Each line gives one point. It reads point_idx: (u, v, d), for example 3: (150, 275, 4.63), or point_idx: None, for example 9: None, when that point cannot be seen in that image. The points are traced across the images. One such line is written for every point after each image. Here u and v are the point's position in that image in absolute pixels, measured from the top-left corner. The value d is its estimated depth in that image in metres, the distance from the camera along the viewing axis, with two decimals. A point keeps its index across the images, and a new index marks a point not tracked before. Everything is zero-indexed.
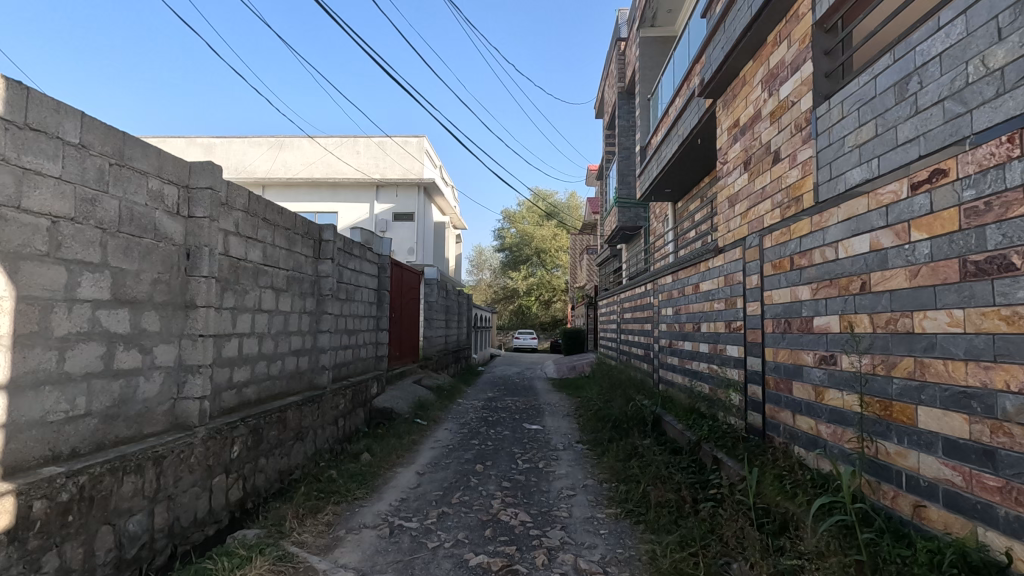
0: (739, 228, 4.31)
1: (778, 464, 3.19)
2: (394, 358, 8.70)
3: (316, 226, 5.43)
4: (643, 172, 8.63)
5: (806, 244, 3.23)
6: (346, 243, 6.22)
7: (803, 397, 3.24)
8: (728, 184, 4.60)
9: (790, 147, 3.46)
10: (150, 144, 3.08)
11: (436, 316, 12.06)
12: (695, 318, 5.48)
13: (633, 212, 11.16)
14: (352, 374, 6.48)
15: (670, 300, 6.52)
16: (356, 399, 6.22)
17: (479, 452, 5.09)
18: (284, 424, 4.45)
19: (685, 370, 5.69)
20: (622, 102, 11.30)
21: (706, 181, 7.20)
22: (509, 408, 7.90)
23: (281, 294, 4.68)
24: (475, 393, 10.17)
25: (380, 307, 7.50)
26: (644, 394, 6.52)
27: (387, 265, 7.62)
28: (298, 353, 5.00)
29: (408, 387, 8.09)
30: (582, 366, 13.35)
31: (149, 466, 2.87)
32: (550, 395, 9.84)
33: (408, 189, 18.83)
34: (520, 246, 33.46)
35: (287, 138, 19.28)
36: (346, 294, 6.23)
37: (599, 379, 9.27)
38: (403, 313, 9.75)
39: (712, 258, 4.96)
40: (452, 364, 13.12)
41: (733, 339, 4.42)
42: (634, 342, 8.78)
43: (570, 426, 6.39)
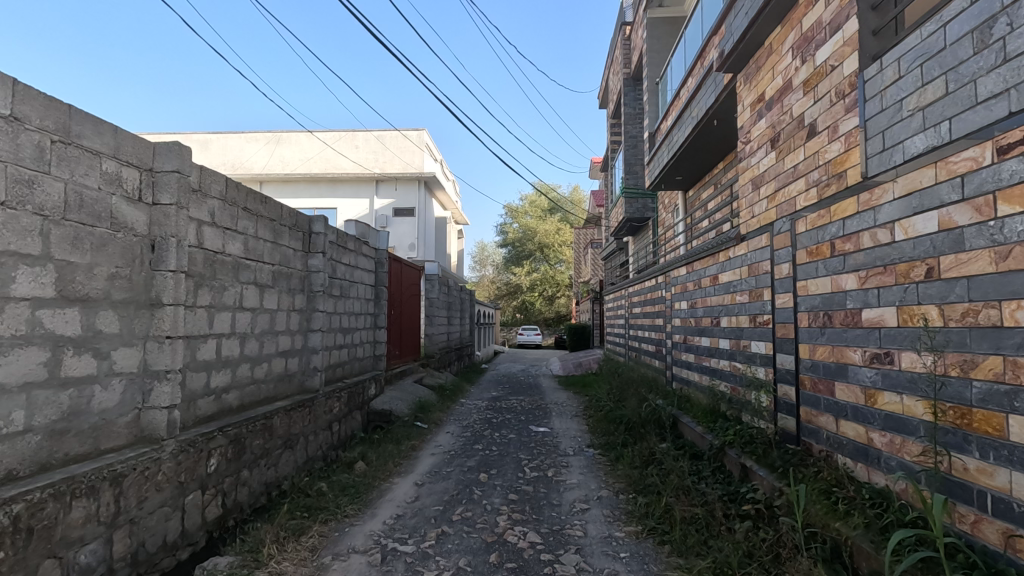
0: (765, 213, 3.91)
1: (821, 476, 2.82)
2: (394, 357, 8.35)
3: (305, 217, 5.06)
4: (653, 159, 8.21)
5: (851, 226, 2.84)
6: (339, 236, 5.84)
7: (849, 400, 2.85)
8: (752, 165, 4.20)
9: (830, 118, 3.06)
10: (103, 120, 2.71)
11: (437, 313, 11.69)
12: (714, 312, 5.09)
13: (640, 202, 10.74)
14: (348, 375, 6.12)
15: (684, 293, 6.13)
16: (352, 402, 5.86)
17: (483, 459, 4.72)
18: (270, 432, 4.10)
19: (703, 367, 5.31)
20: (628, 89, 10.88)
21: (721, 167, 6.79)
22: (514, 408, 7.53)
23: (266, 290, 4.31)
24: (479, 392, 9.81)
25: (378, 304, 7.13)
26: (657, 394, 6.14)
27: (384, 260, 7.25)
28: (286, 354, 4.64)
29: (409, 388, 7.73)
30: (589, 362, 12.97)
31: (105, 488, 2.52)
32: (556, 393, 9.47)
33: (408, 184, 18.45)
34: (523, 241, 33.05)
35: (284, 133, 18.88)
36: (340, 291, 5.87)
37: (608, 377, 8.89)
38: (403, 310, 9.39)
39: (734, 247, 4.56)
40: (455, 362, 12.74)
41: (759, 335, 4.03)
42: (645, 338, 8.39)
43: (579, 429, 6.01)
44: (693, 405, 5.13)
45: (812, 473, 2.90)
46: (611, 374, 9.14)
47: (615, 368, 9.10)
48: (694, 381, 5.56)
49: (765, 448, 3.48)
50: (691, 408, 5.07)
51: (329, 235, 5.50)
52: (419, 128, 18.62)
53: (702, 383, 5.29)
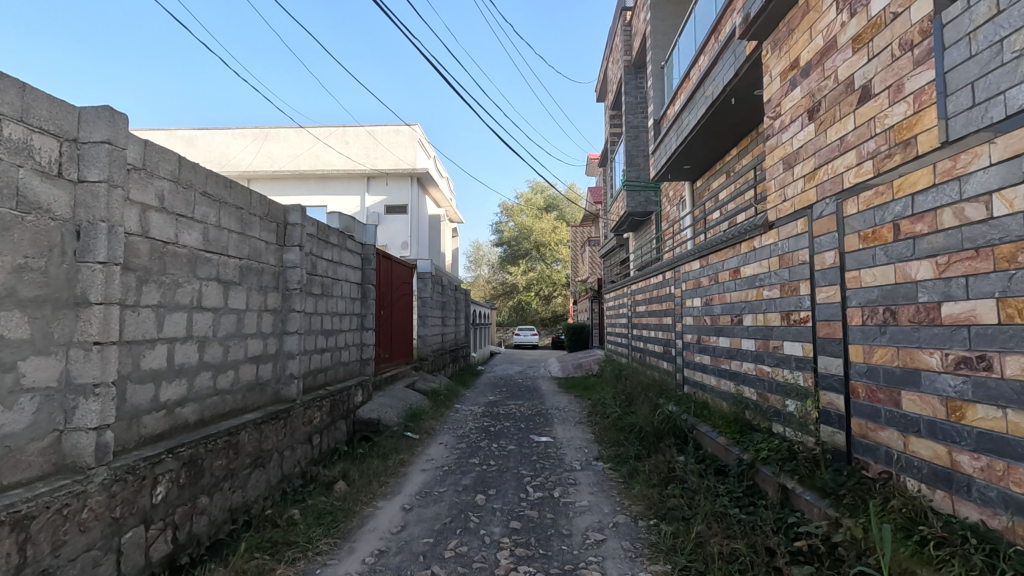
0: (802, 195, 3.42)
1: (891, 507, 2.33)
2: (384, 361, 7.83)
3: (279, 206, 4.53)
4: (658, 147, 7.71)
5: (924, 203, 2.35)
6: (320, 229, 5.31)
7: (922, 413, 2.36)
8: (783, 142, 3.71)
9: (891, 76, 2.58)
10: (6, 75, 2.19)
11: (431, 313, 11.17)
12: (735, 309, 4.60)
13: (643, 196, 10.25)
14: (332, 381, 5.60)
15: (698, 290, 5.63)
16: (335, 411, 5.34)
17: (480, 476, 4.20)
18: (237, 449, 3.58)
19: (722, 370, 4.82)
20: (629, 77, 10.39)
21: (734, 153, 6.30)
22: (513, 414, 7.03)
23: (233, 288, 3.79)
24: (475, 396, 9.30)
25: (365, 304, 6.61)
26: (669, 400, 5.64)
27: (372, 256, 6.73)
28: (258, 359, 4.12)
29: (400, 394, 7.21)
30: (589, 364, 12.47)
31: (4, 535, 2.00)
32: (557, 397, 8.97)
33: (401, 181, 17.92)
34: (519, 240, 32.54)
35: (272, 128, 18.29)
36: (321, 289, 5.34)
37: (612, 379, 8.41)
38: (394, 309, 8.87)
39: (760, 236, 4.07)
40: (450, 364, 12.21)
41: (794, 335, 3.55)
42: (651, 338, 7.90)
43: (585, 438, 5.51)
44: (712, 413, 4.64)
45: (877, 503, 2.41)
46: (614, 377, 8.64)
47: (619, 370, 8.61)
48: (712, 385, 5.07)
49: (808, 468, 2.99)
50: (711, 417, 4.58)
51: (307, 228, 4.97)
52: (411, 123, 18.08)
53: (722, 387, 4.80)
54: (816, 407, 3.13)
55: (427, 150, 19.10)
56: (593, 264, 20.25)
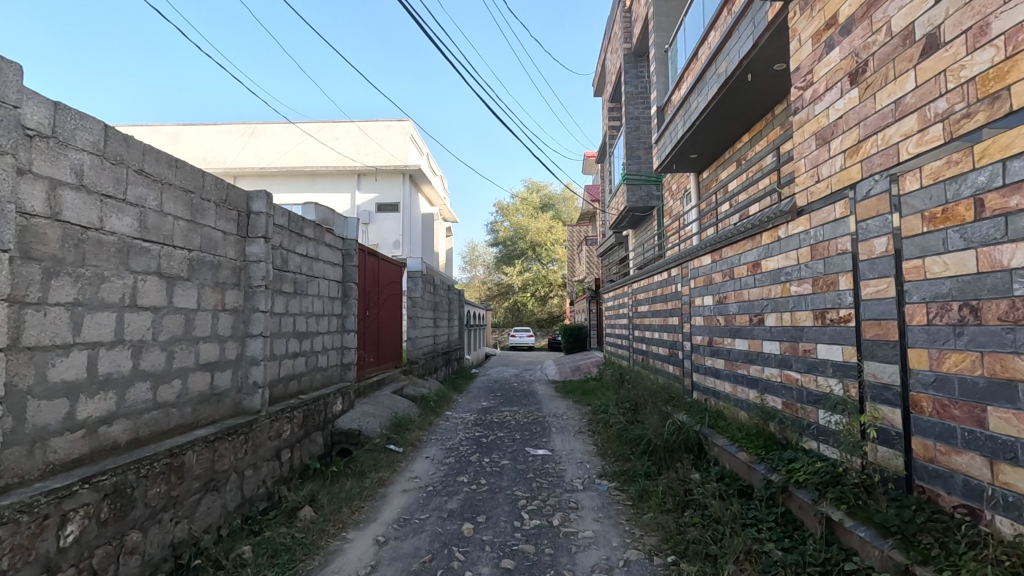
0: (843, 173, 2.94)
1: (980, 556, 1.85)
2: (369, 365, 7.30)
3: (241, 192, 4.01)
4: (660, 136, 7.23)
5: (1021, 172, 1.86)
6: (291, 221, 4.79)
7: (1018, 436, 1.87)
8: (816, 114, 3.22)
9: (969, 17, 2.09)
10: None
11: (422, 314, 10.65)
12: (755, 307, 4.11)
13: (644, 190, 9.75)
14: (306, 389, 5.07)
15: (710, 287, 5.13)
16: (309, 423, 4.81)
17: (467, 499, 3.68)
18: (182, 472, 3.06)
19: (740, 376, 4.32)
20: (629, 65, 9.90)
21: (746, 139, 5.82)
22: (508, 423, 6.52)
23: (181, 284, 3.27)
24: (468, 401, 8.79)
25: (345, 304, 6.08)
26: (679, 408, 5.13)
27: (354, 252, 6.20)
28: (213, 366, 3.59)
29: (385, 401, 6.68)
30: (588, 367, 11.95)
31: None
32: (554, 402, 8.47)
33: (392, 178, 17.40)
34: (514, 240, 32.03)
35: (259, 124, 17.73)
36: (292, 287, 4.82)
37: (613, 384, 7.92)
38: (381, 310, 8.35)
39: (787, 224, 3.58)
40: (442, 367, 11.67)
41: (832, 336, 3.06)
42: (655, 340, 7.39)
43: (586, 451, 4.99)
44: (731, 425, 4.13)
45: (965, 551, 1.91)
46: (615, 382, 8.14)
47: (620, 375, 8.09)
48: (729, 393, 4.56)
49: (865, 499, 2.48)
50: (730, 429, 4.07)
51: (275, 218, 4.45)
52: (403, 119, 17.57)
53: (741, 395, 4.30)
54: (875, 425, 2.56)
55: (419, 146, 18.59)
56: (590, 263, 19.77)
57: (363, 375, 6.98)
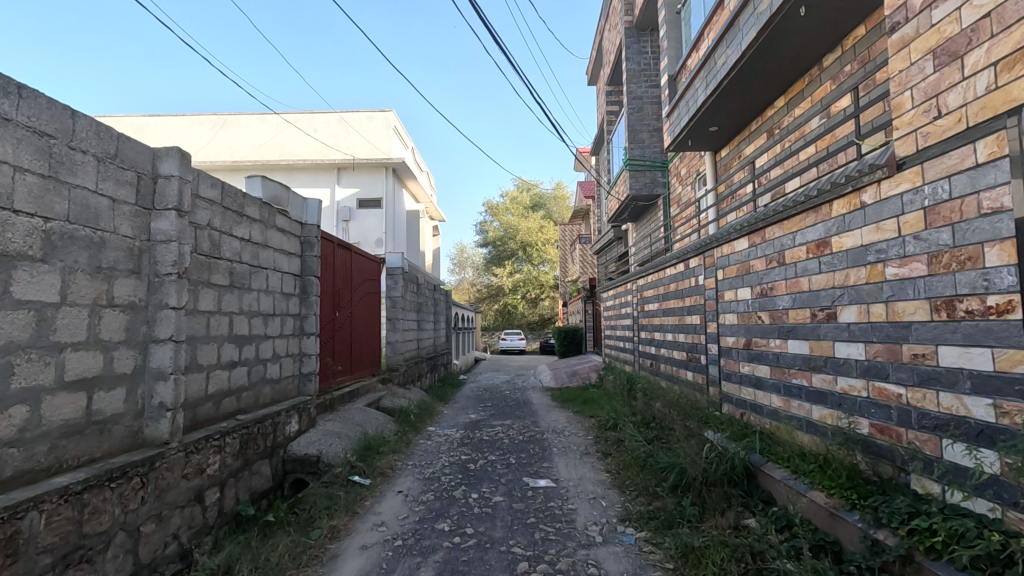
0: (993, 96, 2.02)
1: None
2: (337, 374, 6.31)
3: (144, 150, 3.01)
4: (672, 111, 6.32)
5: None
6: (226, 196, 3.79)
7: None
8: (933, 21, 2.30)
9: None
10: None
11: (404, 316, 9.66)
12: (820, 298, 3.19)
13: (648, 177, 8.83)
14: (248, 407, 4.06)
15: (748, 278, 4.21)
16: (250, 450, 3.81)
17: (447, 562, 2.71)
18: (17, 546, 2.05)
19: (800, 389, 3.40)
20: (631, 39, 9.00)
21: (782, 103, 4.92)
22: (500, 441, 5.55)
23: (31, 268, 2.27)
24: (454, 413, 7.80)
25: (305, 303, 5.07)
26: (712, 428, 4.18)
27: (316, 240, 5.19)
28: (91, 384, 2.58)
29: (354, 418, 5.66)
30: (585, 372, 10.99)
31: None
32: (552, 414, 7.52)
33: (375, 172, 16.38)
34: (504, 240, 31.10)
35: (231, 115, 16.60)
36: (227, 280, 3.81)
37: (619, 393, 6.98)
38: (353, 311, 7.35)
39: (878, 184, 2.66)
40: (425, 374, 10.64)
41: (969, 336, 2.13)
42: (667, 343, 6.45)
43: (598, 481, 4.02)
44: (793, 453, 3.18)
45: None
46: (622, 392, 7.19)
47: (627, 384, 7.13)
48: (781, 410, 3.62)
49: None
50: (794, 460, 3.11)
51: (199, 188, 3.45)
52: (386, 109, 16.58)
53: (802, 413, 3.36)
54: None
55: (404, 140, 17.60)
56: (585, 261, 18.87)
57: (328, 386, 5.97)
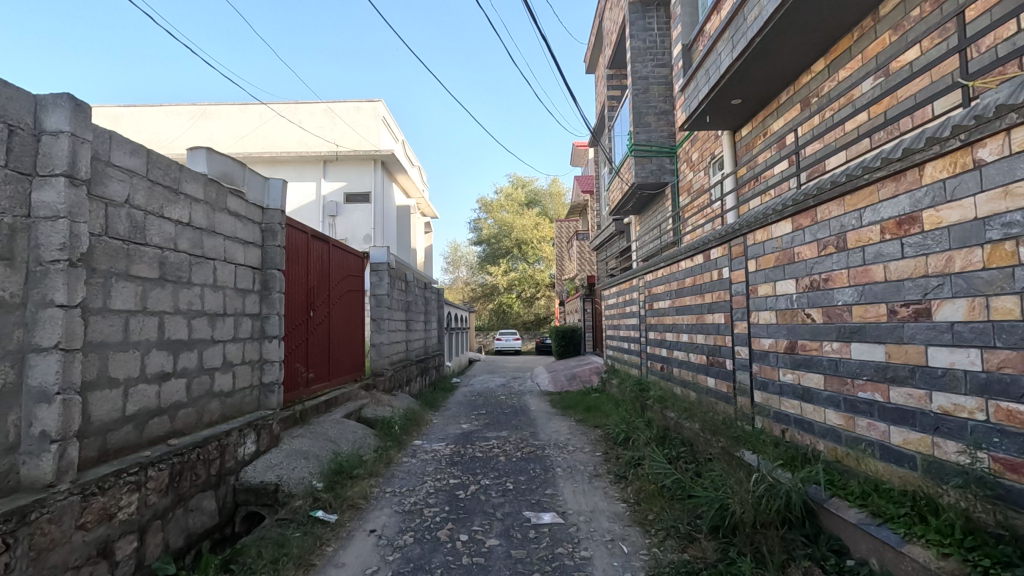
0: None
1: None
2: (307, 384, 5.58)
3: (20, 97, 2.27)
4: (688, 83, 5.63)
5: None
6: (152, 167, 3.05)
7: None
8: None
9: None
10: None
11: (392, 316, 8.92)
12: (904, 290, 2.50)
13: (655, 164, 8.14)
14: (186, 428, 3.32)
15: (791, 269, 3.53)
16: (184, 482, 3.08)
17: None
18: None
19: (873, 405, 2.70)
20: (636, 15, 8.30)
21: (821, 67, 4.25)
22: (497, 460, 4.83)
23: None
24: (445, 423, 7.08)
25: (266, 300, 4.34)
26: (751, 451, 3.48)
27: (279, 227, 4.46)
28: None
29: (327, 434, 4.93)
30: (586, 376, 10.30)
31: None
32: (552, 423, 6.81)
33: (363, 165, 15.62)
34: (499, 237, 30.38)
35: (210, 106, 15.78)
36: (156, 272, 3.08)
37: (628, 401, 6.29)
38: (329, 312, 6.62)
39: (1005, 134, 1.97)
40: (415, 378, 9.92)
41: None
42: (683, 345, 5.76)
43: (614, 516, 3.32)
44: (871, 491, 2.49)
45: None
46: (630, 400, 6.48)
47: (636, 392, 6.42)
48: (843, 431, 2.93)
49: None
50: (875, 500, 2.41)
51: (110, 155, 2.72)
52: (374, 99, 15.83)
53: (875, 436, 2.67)
54: None
55: (393, 132, 16.86)
56: (582, 258, 18.18)
57: (296, 396, 5.23)
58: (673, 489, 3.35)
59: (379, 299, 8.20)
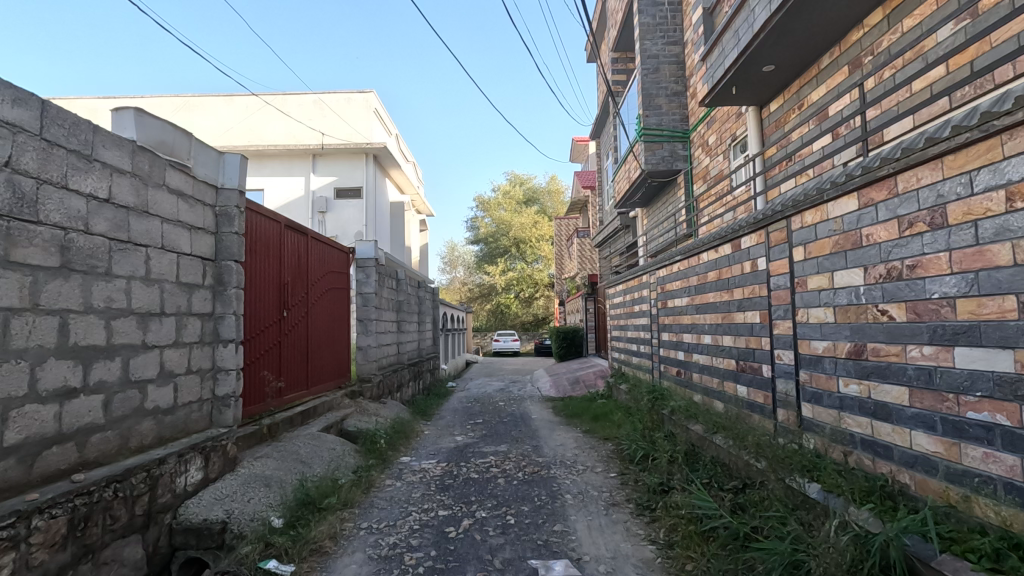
0: None
1: None
2: (275, 396, 4.88)
3: None
4: (711, 50, 4.98)
5: None
6: (50, 124, 2.38)
7: None
8: None
9: None
10: None
11: (381, 317, 8.24)
12: None
13: (666, 150, 7.48)
14: (104, 456, 2.64)
15: (857, 255, 2.87)
16: (93, 529, 2.40)
17: None
18: None
19: (994, 430, 2.04)
20: None
21: (879, 18, 3.60)
22: (495, 482, 4.16)
23: None
24: (437, 435, 6.40)
25: (220, 298, 3.66)
26: (813, 482, 2.82)
27: (236, 212, 3.78)
28: None
29: (297, 454, 4.24)
30: (591, 380, 9.63)
31: None
32: (557, 435, 6.15)
33: (354, 159, 14.92)
34: (496, 236, 29.74)
35: (194, 97, 15.09)
36: (56, 260, 2.40)
37: (642, 411, 5.62)
38: (306, 312, 5.93)
39: None
40: (407, 383, 9.24)
41: None
42: (705, 349, 5.10)
43: (643, 566, 2.66)
44: (1005, 549, 1.83)
45: None
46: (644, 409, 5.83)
47: (650, 401, 5.75)
48: (944, 462, 2.27)
49: None
50: (1022, 564, 1.75)
51: None
52: (366, 90, 15.16)
53: (998, 472, 2.02)
54: None
55: (386, 125, 16.19)
56: (583, 257, 17.51)
57: (261, 408, 4.54)
58: (721, 532, 2.70)
59: (366, 298, 7.53)
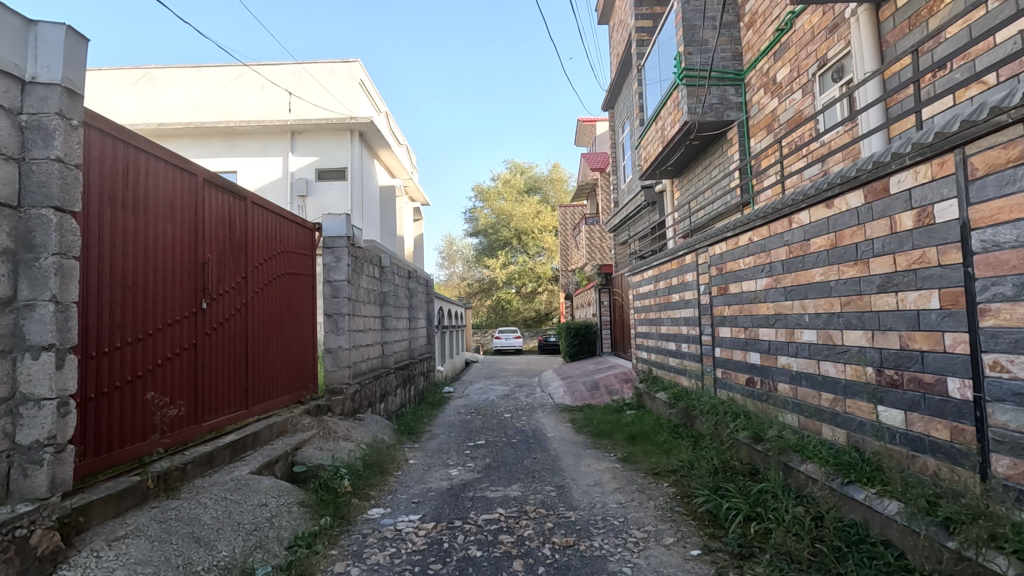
0: None
1: None
2: (173, 429, 3.31)
3: None
4: None
5: None
6: None
7: None
8: None
9: None
10: None
11: (360, 312, 6.67)
12: None
13: (714, 95, 5.89)
14: None
15: None
16: None
17: None
18: None
19: None
20: None
21: None
22: (509, 568, 2.61)
23: None
24: (425, 466, 4.83)
25: (25, 274, 2.09)
26: None
27: (62, 125, 2.19)
28: None
29: (189, 528, 2.65)
30: (615, 387, 8.04)
31: None
32: (586, 466, 4.60)
33: (337, 137, 13.30)
34: (497, 228, 28.15)
35: (157, 69, 13.43)
36: None
37: (711, 438, 4.06)
38: (242, 305, 4.35)
39: None
40: (393, 393, 7.67)
41: None
42: (811, 351, 3.52)
43: None
44: None
45: None
46: (709, 435, 4.24)
47: (718, 425, 4.16)
48: None
49: None
50: None
51: None
52: (350, 60, 13.54)
53: None
54: None
55: (374, 101, 14.61)
56: (592, 245, 15.90)
57: (141, 447, 2.98)
58: None
59: (336, 287, 5.94)
